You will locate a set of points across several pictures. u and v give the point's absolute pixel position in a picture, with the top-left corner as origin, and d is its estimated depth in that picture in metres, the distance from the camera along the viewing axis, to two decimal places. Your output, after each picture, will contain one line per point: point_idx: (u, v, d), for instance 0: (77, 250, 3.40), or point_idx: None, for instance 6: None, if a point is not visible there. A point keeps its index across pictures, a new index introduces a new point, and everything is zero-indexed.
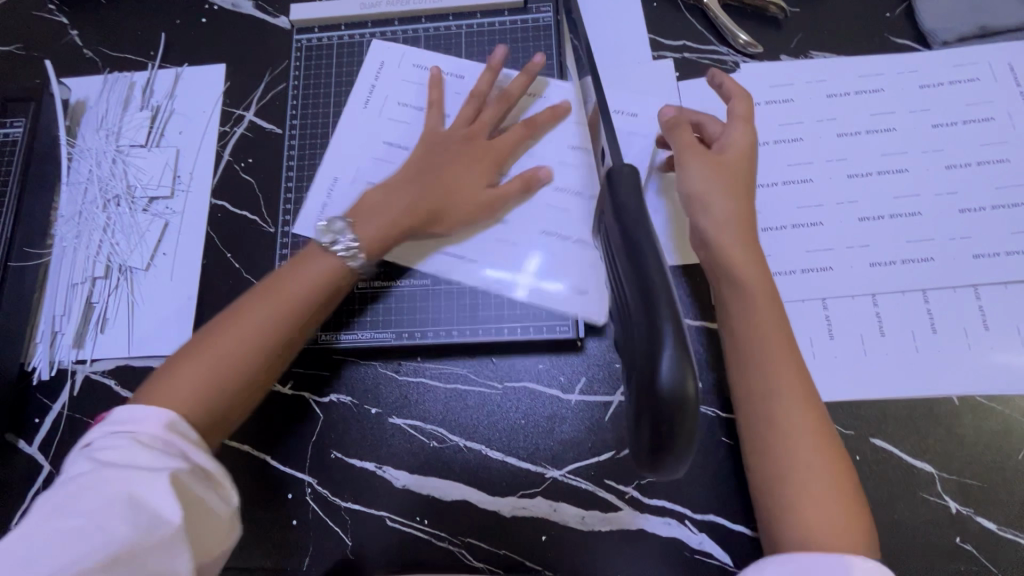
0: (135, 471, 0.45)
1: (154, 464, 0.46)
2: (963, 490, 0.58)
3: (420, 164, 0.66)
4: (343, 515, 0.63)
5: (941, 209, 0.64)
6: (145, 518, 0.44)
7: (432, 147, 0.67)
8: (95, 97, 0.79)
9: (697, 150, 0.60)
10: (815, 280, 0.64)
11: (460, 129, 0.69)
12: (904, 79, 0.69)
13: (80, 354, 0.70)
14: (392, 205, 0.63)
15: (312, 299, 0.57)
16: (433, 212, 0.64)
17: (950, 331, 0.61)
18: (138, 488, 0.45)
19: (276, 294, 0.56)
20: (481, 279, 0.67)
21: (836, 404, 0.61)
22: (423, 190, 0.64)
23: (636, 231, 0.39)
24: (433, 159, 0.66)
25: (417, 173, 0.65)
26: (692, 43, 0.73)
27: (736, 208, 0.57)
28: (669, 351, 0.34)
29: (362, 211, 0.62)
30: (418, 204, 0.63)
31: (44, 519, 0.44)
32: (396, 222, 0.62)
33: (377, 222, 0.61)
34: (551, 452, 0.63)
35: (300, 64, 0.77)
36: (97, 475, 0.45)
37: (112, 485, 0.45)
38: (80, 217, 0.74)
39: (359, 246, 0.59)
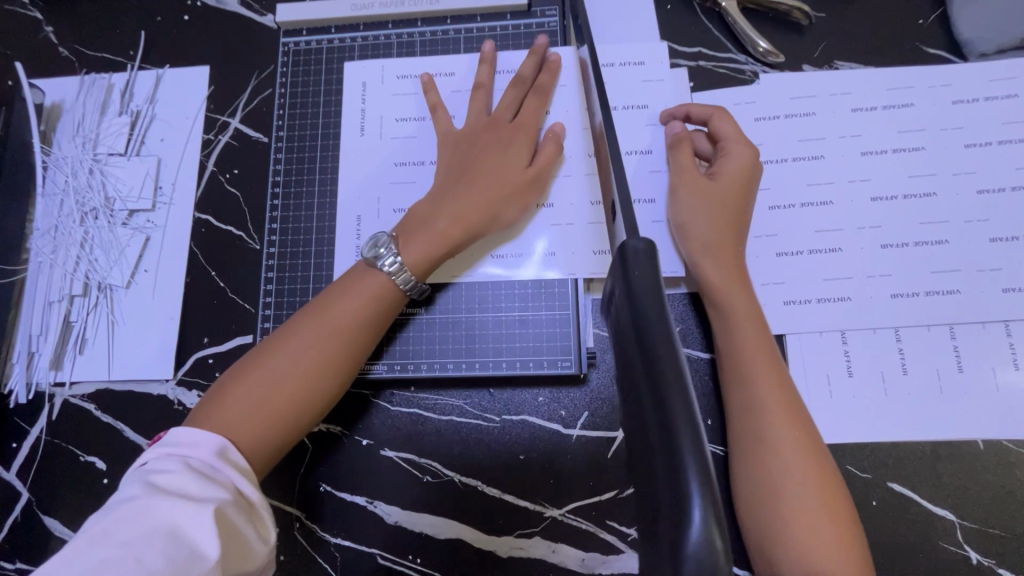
0: (186, 498, 0.42)
1: (207, 495, 0.43)
2: (985, 539, 0.55)
3: (447, 165, 0.62)
4: (333, 551, 0.60)
5: (971, 237, 0.60)
6: (186, 554, 0.41)
7: (455, 146, 0.63)
8: (71, 101, 0.74)
9: (692, 172, 0.58)
10: (835, 311, 0.60)
11: (491, 126, 0.63)
12: (936, 94, 0.64)
13: (58, 376, 0.67)
14: (429, 213, 0.58)
15: (360, 325, 0.54)
16: (490, 207, 0.59)
17: (976, 370, 0.57)
18: (185, 519, 0.41)
19: (324, 318, 0.53)
20: (494, 298, 0.64)
21: (853, 446, 0.57)
22: (459, 190, 0.59)
23: (651, 328, 0.32)
24: (461, 156, 0.62)
25: (449, 176, 0.61)
26: (708, 50, 0.68)
27: (719, 238, 0.55)
28: (696, 504, 0.26)
29: (400, 228, 0.59)
30: (458, 204, 0.58)
31: (81, 544, 0.40)
32: (450, 227, 0.58)
33: (421, 235, 0.57)
34: (550, 491, 0.60)
35: (287, 69, 0.72)
36: (145, 500, 0.42)
37: (158, 513, 0.41)
38: (57, 231, 0.70)
39: (403, 261, 0.56)
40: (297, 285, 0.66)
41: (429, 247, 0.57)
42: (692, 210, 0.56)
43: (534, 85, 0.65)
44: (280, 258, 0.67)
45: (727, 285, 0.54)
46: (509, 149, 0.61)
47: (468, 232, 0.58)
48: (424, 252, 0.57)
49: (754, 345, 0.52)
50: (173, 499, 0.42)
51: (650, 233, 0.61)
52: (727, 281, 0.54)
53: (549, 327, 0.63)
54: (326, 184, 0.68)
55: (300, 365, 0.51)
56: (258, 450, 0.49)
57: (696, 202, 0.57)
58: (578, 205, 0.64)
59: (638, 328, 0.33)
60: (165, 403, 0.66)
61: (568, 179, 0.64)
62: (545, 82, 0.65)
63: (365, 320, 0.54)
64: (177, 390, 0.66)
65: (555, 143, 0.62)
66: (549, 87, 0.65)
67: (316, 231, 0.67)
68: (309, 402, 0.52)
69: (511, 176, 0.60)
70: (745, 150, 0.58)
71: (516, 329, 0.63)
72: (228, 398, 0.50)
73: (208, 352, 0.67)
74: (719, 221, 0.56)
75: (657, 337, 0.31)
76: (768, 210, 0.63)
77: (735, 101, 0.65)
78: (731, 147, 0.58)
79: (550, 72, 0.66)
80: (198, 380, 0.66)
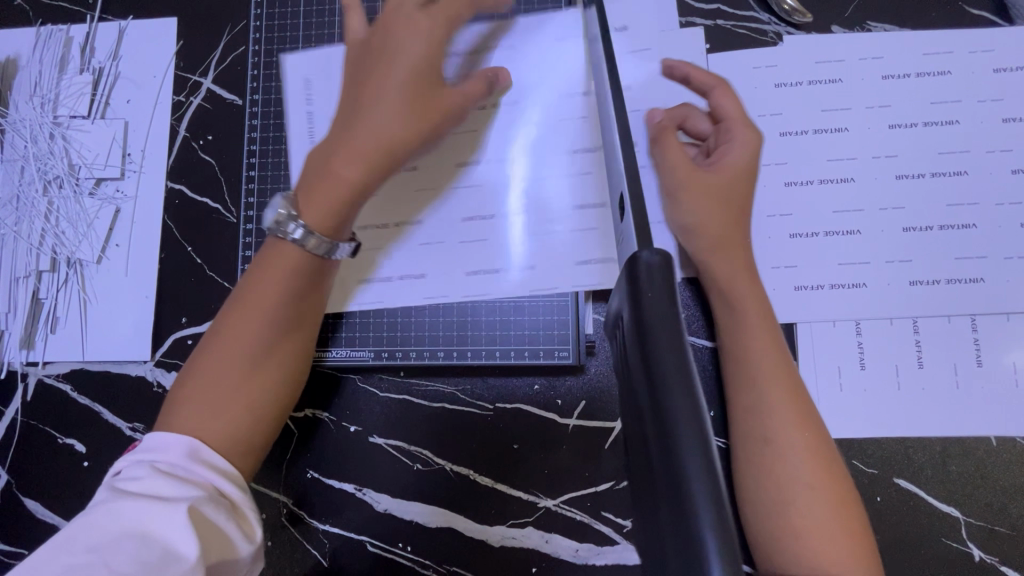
0: (155, 498, 0.40)
1: (176, 494, 0.41)
2: (988, 536, 0.53)
3: (351, 90, 0.51)
4: (321, 538, 0.59)
5: (1003, 221, 0.56)
6: (157, 555, 0.38)
7: (355, 65, 0.52)
8: (27, 55, 0.68)
9: (687, 165, 0.51)
10: (850, 298, 0.56)
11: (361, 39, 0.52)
12: (979, 60, 0.58)
13: (31, 355, 0.64)
14: (331, 156, 0.49)
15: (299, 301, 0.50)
16: (405, 146, 0.49)
17: (995, 364, 0.54)
18: (152, 521, 0.39)
19: (254, 304, 0.48)
20: (472, 279, 0.59)
21: (860, 439, 0.55)
22: (364, 122, 0.49)
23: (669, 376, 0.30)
24: (364, 77, 0.50)
25: (351, 102, 0.50)
26: (727, 7, 0.61)
27: (739, 227, 0.50)
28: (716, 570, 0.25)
29: (302, 184, 0.50)
30: (365, 139, 0.48)
31: (53, 550, 0.39)
32: (358, 172, 0.48)
33: (319, 188, 0.48)
34: (544, 481, 0.58)
35: (261, 24, 0.65)
36: (113, 505, 0.40)
37: (126, 517, 0.39)
38: (18, 201, 0.65)
39: (307, 225, 0.48)
40: None
41: (331, 196, 0.48)
42: (700, 206, 0.50)
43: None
44: (259, 235, 0.63)
45: (736, 277, 0.50)
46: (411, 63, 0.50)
47: (380, 175, 0.49)
48: (326, 206, 0.48)
49: (769, 350, 0.48)
50: (141, 502, 0.40)
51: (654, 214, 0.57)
52: (739, 274, 0.50)
53: (547, 314, 0.59)
54: None
55: (244, 357, 0.47)
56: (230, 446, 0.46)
57: (699, 195, 0.50)
58: (577, 188, 0.58)
59: (646, 364, 0.31)
60: (144, 385, 0.63)
61: (569, 160, 0.58)
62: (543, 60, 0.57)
63: (302, 305, 0.50)
64: (155, 371, 0.63)
65: (475, 82, 0.53)
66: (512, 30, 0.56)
67: None
68: (260, 392, 0.48)
69: (432, 108, 0.50)
70: (748, 130, 0.51)
71: (511, 315, 0.59)
72: (179, 398, 0.46)
73: (187, 333, 0.63)
74: (727, 215, 0.50)
75: (668, 374, 0.30)
76: (785, 187, 0.58)
77: (757, 66, 0.60)
78: (736, 128, 0.51)
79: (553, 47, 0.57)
80: (177, 361, 0.63)
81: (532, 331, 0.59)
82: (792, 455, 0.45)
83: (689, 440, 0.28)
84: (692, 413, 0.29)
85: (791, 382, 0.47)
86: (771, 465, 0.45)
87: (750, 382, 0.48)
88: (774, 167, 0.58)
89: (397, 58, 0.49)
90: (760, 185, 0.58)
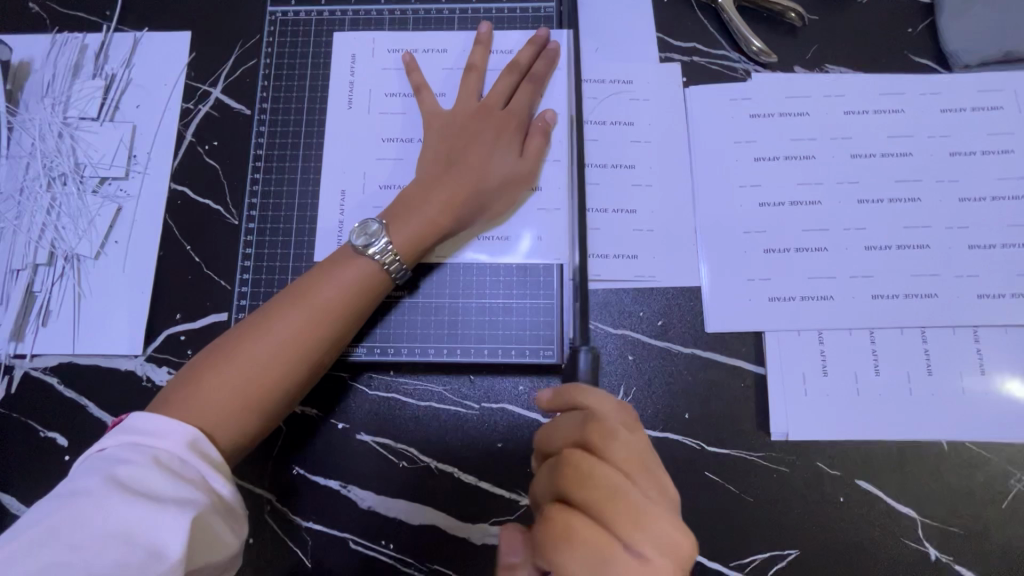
0: (148, 496, 0.41)
1: (169, 491, 0.42)
2: (944, 536, 0.57)
3: (435, 149, 0.61)
4: (304, 535, 0.60)
5: (950, 243, 0.61)
6: (143, 555, 0.40)
7: (490, 122, 0.61)
8: (40, 60, 0.70)
9: None
10: (815, 309, 0.61)
11: (503, 111, 0.62)
12: (925, 101, 0.65)
13: (20, 347, 0.64)
14: (417, 199, 0.58)
15: (334, 295, 0.54)
16: (477, 196, 0.58)
17: (945, 373, 0.59)
18: (142, 520, 0.40)
19: (307, 303, 0.53)
20: (502, 289, 0.63)
21: (824, 442, 0.59)
22: (445, 176, 0.59)
23: None
24: (450, 140, 0.61)
25: (435, 159, 0.60)
26: (702, 46, 0.68)
27: None
28: None
29: (387, 213, 0.58)
30: (446, 190, 0.58)
31: (30, 541, 0.39)
32: (440, 215, 0.57)
33: (407, 221, 0.57)
34: (527, 479, 0.60)
35: (274, 40, 0.69)
36: (102, 496, 0.41)
37: (114, 513, 0.40)
38: (21, 195, 0.67)
39: (394, 247, 0.56)
40: (277, 264, 0.64)
41: (418, 233, 0.57)
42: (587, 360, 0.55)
43: (528, 73, 0.64)
44: (259, 235, 0.65)
45: None
46: (495, 133, 0.60)
47: (457, 221, 0.58)
48: (411, 238, 0.57)
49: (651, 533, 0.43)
50: (132, 497, 0.41)
51: (633, 239, 0.63)
52: None
53: (533, 317, 0.62)
54: (310, 161, 0.66)
55: (282, 349, 0.51)
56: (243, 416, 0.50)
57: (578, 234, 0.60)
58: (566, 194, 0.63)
59: None
60: (133, 380, 0.64)
61: (558, 167, 0.63)
62: (539, 71, 0.64)
63: (350, 307, 0.55)
64: (145, 366, 0.64)
65: (542, 135, 0.62)
66: (544, 76, 0.64)
67: (298, 209, 0.65)
68: (290, 376, 0.52)
69: (500, 167, 0.59)
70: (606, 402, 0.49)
71: (500, 319, 0.62)
72: (204, 382, 0.49)
73: (181, 329, 0.64)
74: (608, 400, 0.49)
75: None
76: (756, 206, 0.63)
77: (730, 97, 0.66)
78: None
79: (546, 59, 0.64)
80: (169, 357, 0.64)
81: (539, 329, 0.62)
82: None
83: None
84: None
85: (573, 484, 0.45)
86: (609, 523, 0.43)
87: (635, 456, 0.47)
88: (747, 189, 0.64)
89: (465, 137, 0.60)
90: (734, 205, 0.63)
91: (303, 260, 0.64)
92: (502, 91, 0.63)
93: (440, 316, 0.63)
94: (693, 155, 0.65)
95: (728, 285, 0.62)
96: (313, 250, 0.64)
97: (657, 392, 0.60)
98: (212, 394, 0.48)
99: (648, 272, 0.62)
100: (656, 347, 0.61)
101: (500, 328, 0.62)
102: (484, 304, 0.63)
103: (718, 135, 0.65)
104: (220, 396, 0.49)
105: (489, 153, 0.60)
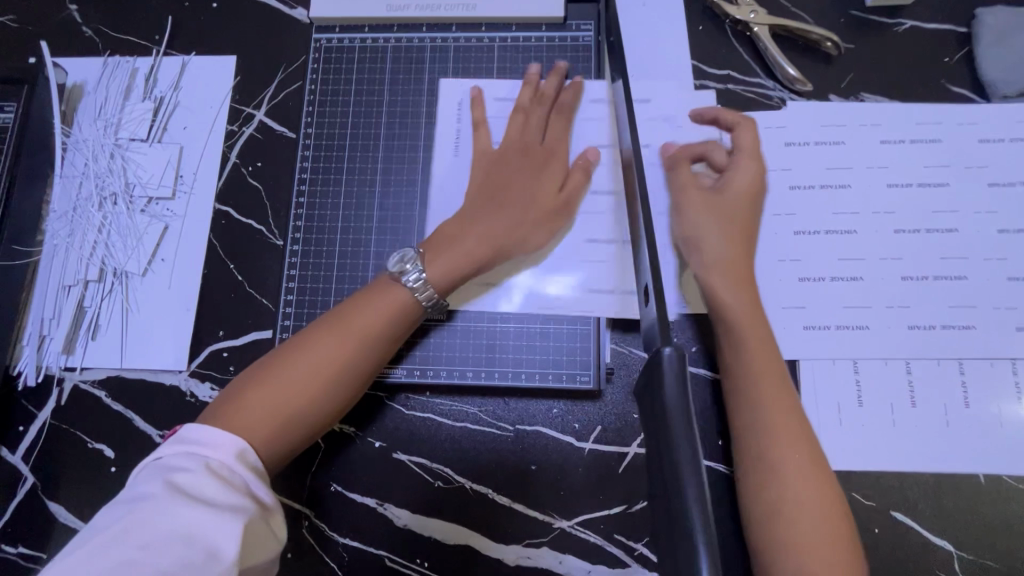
0: (202, 502, 0.43)
1: (221, 498, 0.44)
2: (980, 570, 0.56)
3: (476, 184, 0.62)
4: (340, 551, 0.61)
5: (988, 275, 0.61)
6: (202, 555, 0.42)
7: (529, 160, 0.62)
8: (94, 82, 0.73)
9: (696, 191, 0.60)
10: (850, 338, 0.61)
11: (541, 147, 0.63)
12: (963, 131, 0.65)
13: (70, 360, 0.67)
14: (456, 233, 0.59)
15: (376, 326, 0.55)
16: (514, 231, 0.60)
17: (983, 406, 0.59)
18: (199, 523, 0.42)
19: (347, 329, 0.55)
20: (540, 316, 0.64)
21: (859, 472, 0.59)
22: (486, 212, 0.60)
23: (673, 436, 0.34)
24: (491, 175, 0.62)
25: (478, 194, 0.61)
26: (737, 74, 0.69)
27: (731, 255, 0.57)
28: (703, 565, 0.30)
29: (427, 242, 0.59)
30: (486, 227, 0.59)
31: (103, 540, 0.41)
32: (477, 248, 0.58)
33: (445, 252, 0.58)
34: (560, 502, 0.60)
35: (318, 66, 0.71)
36: (162, 500, 0.43)
37: (173, 517, 0.42)
38: (74, 213, 0.69)
39: (428, 278, 0.57)
40: (319, 284, 0.66)
41: (454, 264, 0.58)
42: (738, 201, 0.59)
43: (558, 104, 0.66)
44: (302, 257, 0.67)
45: (741, 329, 0.55)
46: (533, 169, 0.62)
47: (494, 254, 0.59)
48: (449, 268, 0.58)
49: (795, 460, 0.51)
50: (191, 503, 0.43)
51: (671, 267, 0.63)
52: (733, 305, 0.56)
53: (569, 341, 0.63)
54: (352, 185, 0.68)
55: (323, 368, 0.53)
56: (283, 438, 0.51)
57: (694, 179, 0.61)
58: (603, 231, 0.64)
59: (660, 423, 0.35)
60: (177, 394, 0.66)
61: (595, 202, 0.64)
62: (568, 102, 0.65)
63: (389, 336, 0.56)
64: (189, 381, 0.66)
65: (582, 172, 0.63)
66: (573, 109, 0.65)
67: (340, 231, 0.67)
68: (329, 403, 0.53)
69: (541, 205, 0.61)
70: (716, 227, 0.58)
71: (536, 342, 0.63)
72: (246, 402, 0.50)
73: (223, 345, 0.66)
74: (738, 293, 0.56)
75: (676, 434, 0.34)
76: (791, 234, 0.64)
77: (765, 125, 0.67)
78: (740, 163, 0.61)
79: (573, 91, 0.66)
80: (212, 372, 0.66)
81: (575, 355, 0.63)
82: (781, 462, 0.51)
83: (684, 450, 0.33)
84: (693, 468, 0.32)
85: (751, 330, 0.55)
86: (778, 496, 0.50)
87: (752, 405, 0.53)
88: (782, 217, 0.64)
89: (506, 175, 0.62)
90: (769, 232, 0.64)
91: (343, 281, 0.66)
92: (543, 128, 0.64)
93: (479, 339, 0.64)
94: None
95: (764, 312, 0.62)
96: (354, 272, 0.66)
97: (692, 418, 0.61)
98: (253, 416, 0.50)
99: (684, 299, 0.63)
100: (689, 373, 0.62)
101: (538, 353, 0.63)
102: (522, 330, 0.64)
103: None
104: (259, 418, 0.50)
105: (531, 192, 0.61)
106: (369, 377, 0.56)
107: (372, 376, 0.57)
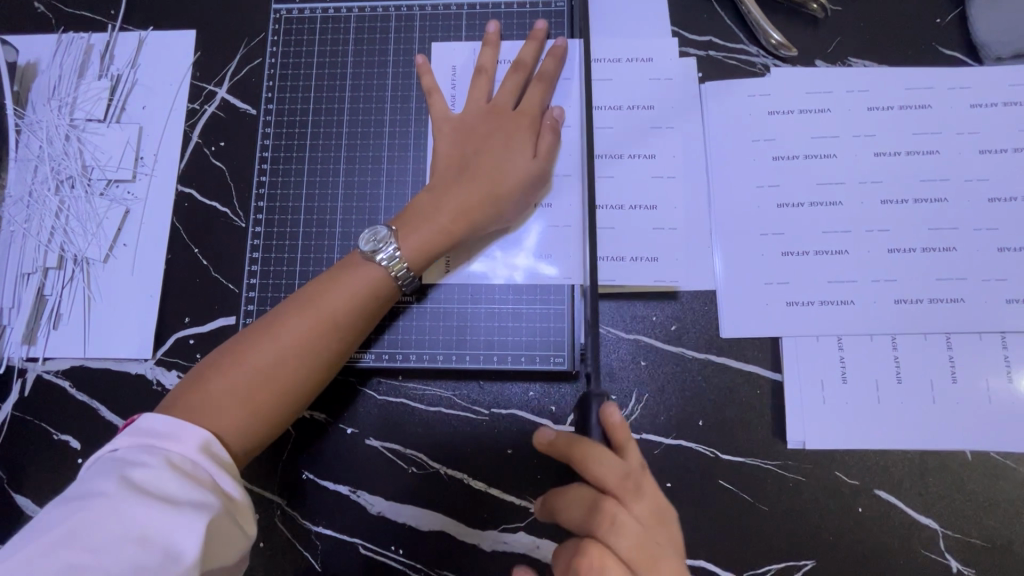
0: (161, 497, 0.41)
1: (182, 493, 0.41)
2: (966, 548, 0.55)
3: (446, 156, 0.59)
4: (314, 540, 0.60)
5: (977, 245, 0.59)
6: (160, 555, 0.39)
7: (499, 126, 0.60)
8: (47, 60, 0.70)
9: None
10: (835, 314, 0.59)
11: (514, 113, 0.60)
12: (954, 95, 0.62)
13: (32, 351, 0.65)
14: (429, 207, 0.57)
15: (343, 305, 0.53)
16: (490, 204, 0.57)
17: (970, 381, 0.57)
18: (157, 520, 0.40)
19: (313, 310, 0.52)
20: (513, 294, 0.62)
21: (842, 451, 0.57)
22: (457, 184, 0.57)
23: None
24: (462, 146, 0.59)
25: (447, 166, 0.59)
26: (719, 40, 0.65)
27: None
28: None
29: (398, 220, 0.57)
30: (460, 201, 0.56)
31: (51, 542, 0.38)
32: (452, 224, 0.56)
33: (418, 229, 0.56)
34: (537, 486, 0.59)
35: (278, 39, 0.68)
36: (116, 497, 0.40)
37: (129, 515, 0.39)
38: (30, 198, 0.67)
39: (402, 255, 0.55)
40: (284, 267, 0.63)
41: (429, 242, 0.56)
42: None
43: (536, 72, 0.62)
44: (266, 239, 0.64)
45: None
46: (506, 136, 0.59)
47: (470, 229, 0.57)
48: (421, 247, 0.55)
49: None
50: (148, 499, 0.40)
51: (653, 244, 0.61)
52: None
53: (543, 321, 0.61)
54: (317, 164, 0.65)
55: (290, 351, 0.51)
56: (251, 425, 0.49)
57: None
58: (576, 208, 0.62)
59: None
60: (143, 383, 0.64)
61: (568, 179, 0.62)
62: (549, 70, 0.62)
63: (359, 316, 0.54)
64: (155, 370, 0.64)
65: (553, 133, 0.60)
66: (554, 76, 0.62)
67: (305, 213, 0.64)
68: (299, 386, 0.51)
69: (512, 169, 0.58)
70: None
71: (509, 322, 0.61)
72: (211, 389, 0.48)
73: (190, 332, 0.64)
74: None
75: None
76: (774, 207, 0.61)
77: (748, 93, 0.64)
78: None
79: (556, 59, 0.62)
80: (179, 360, 0.64)
81: (550, 334, 0.61)
82: None
83: None
84: None
85: None
86: None
87: None
88: (765, 189, 0.62)
89: (479, 144, 0.59)
90: (751, 205, 0.61)
91: (311, 263, 0.63)
92: (514, 92, 0.61)
93: (451, 320, 0.62)
94: (710, 153, 0.63)
95: (745, 289, 0.60)
96: (321, 254, 0.63)
97: (671, 399, 0.59)
98: (217, 403, 0.48)
99: (670, 277, 0.60)
100: (668, 353, 0.60)
101: (511, 332, 0.61)
102: (495, 308, 0.62)
103: (736, 131, 0.63)
104: (225, 406, 0.48)
105: (503, 160, 0.58)
106: (341, 359, 0.54)
107: (344, 358, 0.55)
